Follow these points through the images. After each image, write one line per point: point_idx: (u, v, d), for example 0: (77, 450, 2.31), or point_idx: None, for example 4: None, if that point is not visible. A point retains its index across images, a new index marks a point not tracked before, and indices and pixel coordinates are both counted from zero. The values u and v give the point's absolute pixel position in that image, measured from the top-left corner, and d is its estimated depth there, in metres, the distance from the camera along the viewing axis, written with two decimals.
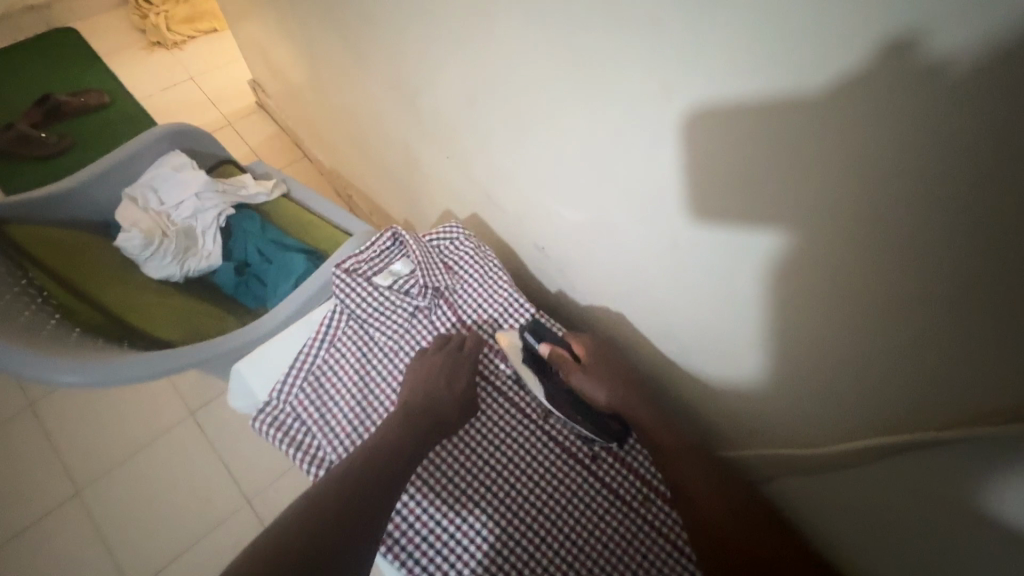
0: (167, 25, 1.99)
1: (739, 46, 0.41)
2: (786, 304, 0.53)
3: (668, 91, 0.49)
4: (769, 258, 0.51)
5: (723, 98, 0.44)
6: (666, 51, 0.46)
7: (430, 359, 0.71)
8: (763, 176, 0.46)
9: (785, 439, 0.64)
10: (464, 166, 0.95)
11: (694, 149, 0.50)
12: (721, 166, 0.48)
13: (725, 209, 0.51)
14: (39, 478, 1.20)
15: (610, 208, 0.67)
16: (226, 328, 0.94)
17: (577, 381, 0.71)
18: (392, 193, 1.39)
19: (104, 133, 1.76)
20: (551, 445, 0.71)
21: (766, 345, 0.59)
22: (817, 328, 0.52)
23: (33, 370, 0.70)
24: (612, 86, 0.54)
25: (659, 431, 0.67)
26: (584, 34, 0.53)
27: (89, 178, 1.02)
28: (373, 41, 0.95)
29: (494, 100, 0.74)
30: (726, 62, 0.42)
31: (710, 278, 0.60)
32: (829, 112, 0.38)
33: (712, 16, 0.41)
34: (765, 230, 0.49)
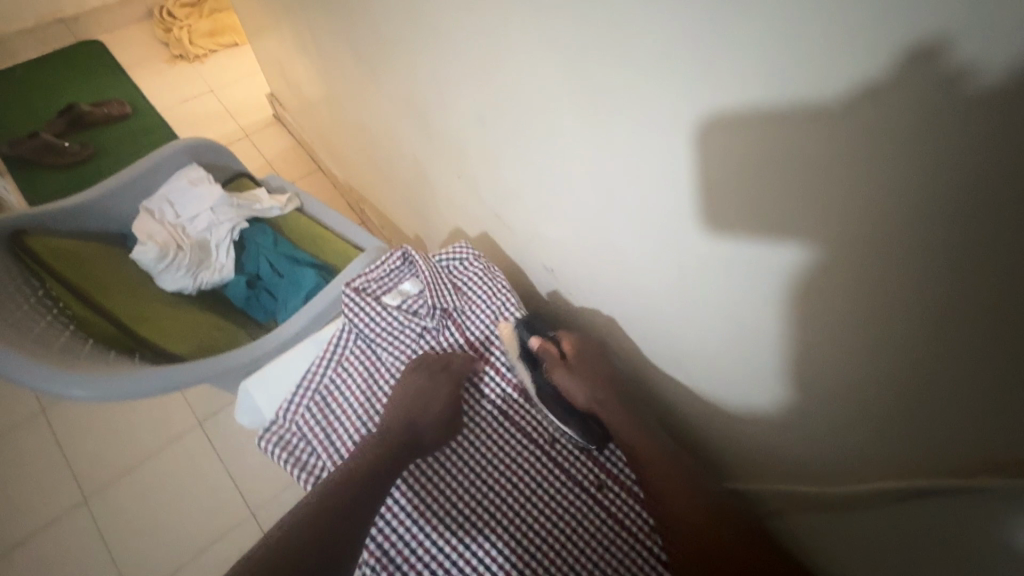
0: (190, 39, 2.05)
1: (756, 77, 0.41)
2: (801, 337, 0.52)
3: (685, 122, 0.49)
4: (784, 291, 0.51)
5: (740, 132, 0.44)
6: (684, 84, 0.46)
7: (417, 378, 0.71)
8: (778, 207, 0.46)
9: (795, 472, 0.64)
10: (475, 185, 0.95)
11: (708, 177, 0.50)
12: (737, 197, 0.48)
13: (740, 241, 0.51)
14: (48, 484, 1.21)
15: (622, 233, 0.67)
16: (236, 341, 0.95)
17: (559, 377, 0.72)
18: (402, 209, 1.40)
19: (126, 143, 1.80)
20: (557, 474, 0.69)
21: (777, 374, 0.58)
22: (830, 360, 0.51)
23: (45, 385, 0.70)
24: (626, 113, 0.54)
25: (654, 459, 0.66)
26: (598, 62, 0.53)
27: (110, 190, 1.04)
28: (389, 61, 0.96)
29: (507, 122, 0.75)
30: (742, 93, 0.42)
31: (721, 305, 0.59)
32: (847, 147, 0.38)
33: (728, 46, 0.41)
34: (780, 264, 0.49)
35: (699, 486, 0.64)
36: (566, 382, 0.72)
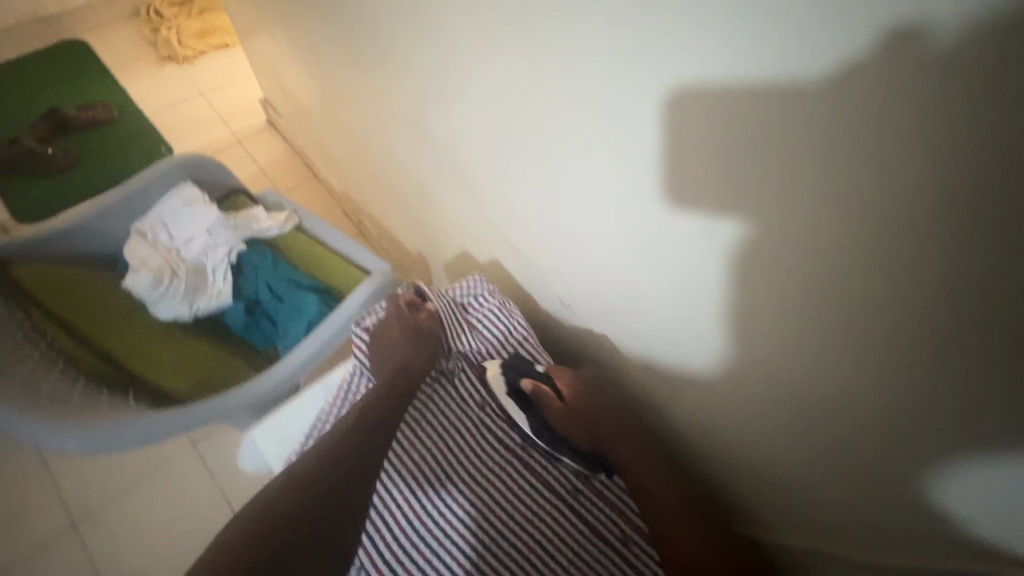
0: (178, 40, 1.97)
1: (813, 143, 0.38)
2: (861, 398, 0.49)
3: (727, 180, 0.45)
4: (842, 351, 0.47)
5: (800, 194, 0.40)
6: (732, 143, 0.42)
7: (398, 367, 0.73)
8: (837, 270, 0.42)
9: (852, 524, 0.61)
10: (484, 211, 0.91)
11: (753, 234, 0.46)
12: (793, 260, 0.45)
13: (795, 303, 0.48)
14: (28, 510, 1.14)
15: (645, 275, 0.63)
16: (238, 373, 0.91)
17: (558, 418, 0.70)
18: (405, 225, 1.35)
19: (112, 149, 1.73)
20: (581, 527, 0.67)
21: (813, 426, 0.56)
22: (889, 419, 0.48)
23: (36, 435, 0.67)
24: (659, 166, 0.50)
25: (659, 506, 0.63)
26: (629, 110, 0.50)
27: (99, 211, 0.99)
28: (393, 78, 0.92)
29: (522, 156, 0.70)
30: (795, 156, 0.39)
31: (756, 358, 0.56)
32: (914, 224, 0.36)
33: (785, 109, 0.38)
34: (843, 326, 0.45)
35: (723, 536, 0.61)
36: (564, 421, 0.70)
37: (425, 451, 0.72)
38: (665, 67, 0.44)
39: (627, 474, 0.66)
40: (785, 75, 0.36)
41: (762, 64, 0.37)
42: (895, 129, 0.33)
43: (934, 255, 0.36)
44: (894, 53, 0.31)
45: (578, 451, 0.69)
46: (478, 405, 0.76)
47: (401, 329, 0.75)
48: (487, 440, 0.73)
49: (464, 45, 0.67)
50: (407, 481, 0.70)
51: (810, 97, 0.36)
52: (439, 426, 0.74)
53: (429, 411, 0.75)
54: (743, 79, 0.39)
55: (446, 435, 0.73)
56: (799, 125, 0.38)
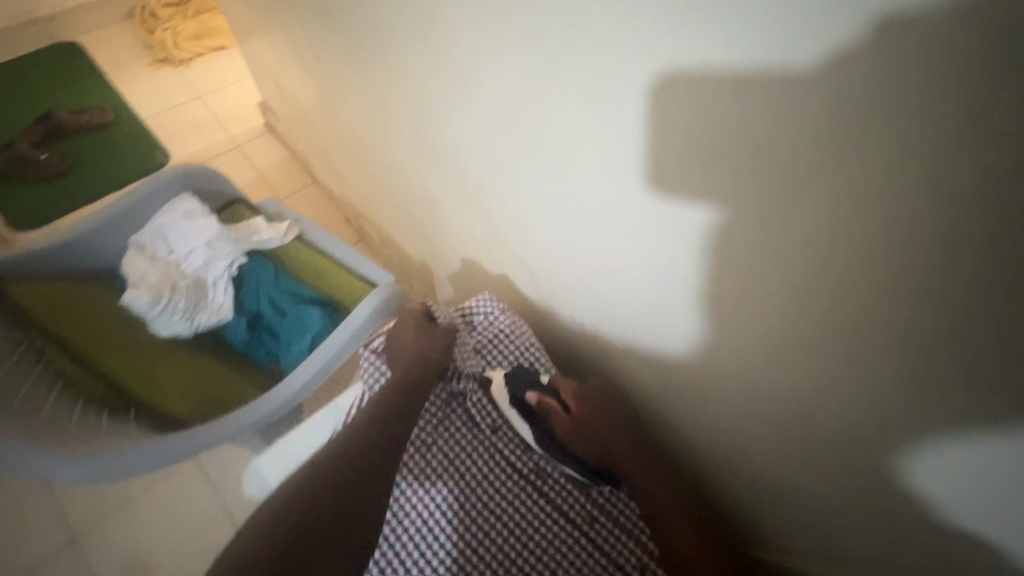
0: (173, 42, 1.94)
1: (874, 163, 0.38)
2: (917, 402, 0.49)
3: (783, 184, 0.44)
4: (896, 356, 0.47)
5: (871, 199, 0.39)
6: (792, 145, 0.41)
7: (406, 374, 0.72)
8: (890, 284, 0.43)
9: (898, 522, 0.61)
10: (498, 224, 0.89)
11: (799, 246, 0.47)
12: (852, 266, 0.44)
13: (850, 307, 0.47)
14: (29, 528, 1.12)
15: (681, 282, 0.62)
16: (240, 393, 0.89)
17: (564, 431, 0.71)
18: (405, 232, 1.32)
19: (108, 155, 1.69)
20: (595, 556, 0.66)
21: (854, 427, 0.57)
22: (933, 425, 0.50)
23: (31, 468, 0.64)
24: (702, 176, 0.49)
25: (678, 531, 0.63)
26: (672, 121, 0.49)
27: (99, 224, 0.97)
28: (398, 87, 0.90)
29: (545, 170, 0.69)
30: (852, 176, 0.40)
31: (797, 364, 0.57)
32: (998, 238, 0.35)
33: (844, 130, 0.38)
34: (899, 331, 0.45)
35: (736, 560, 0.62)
36: (571, 435, 0.71)
37: (438, 480, 0.70)
38: (711, 87, 0.43)
39: (644, 499, 0.66)
40: (845, 99, 0.37)
41: (821, 88, 0.37)
42: (961, 156, 0.34)
43: (1003, 274, 0.36)
44: (966, 83, 0.31)
45: (589, 469, 0.70)
46: (491, 430, 0.74)
47: (411, 350, 0.74)
48: (500, 466, 0.72)
49: (484, 59, 0.65)
50: (420, 512, 0.68)
51: (870, 121, 0.36)
52: (452, 452, 0.72)
53: (440, 437, 0.73)
54: (800, 101, 0.39)
55: (459, 461, 0.71)
56: (857, 146, 0.38)
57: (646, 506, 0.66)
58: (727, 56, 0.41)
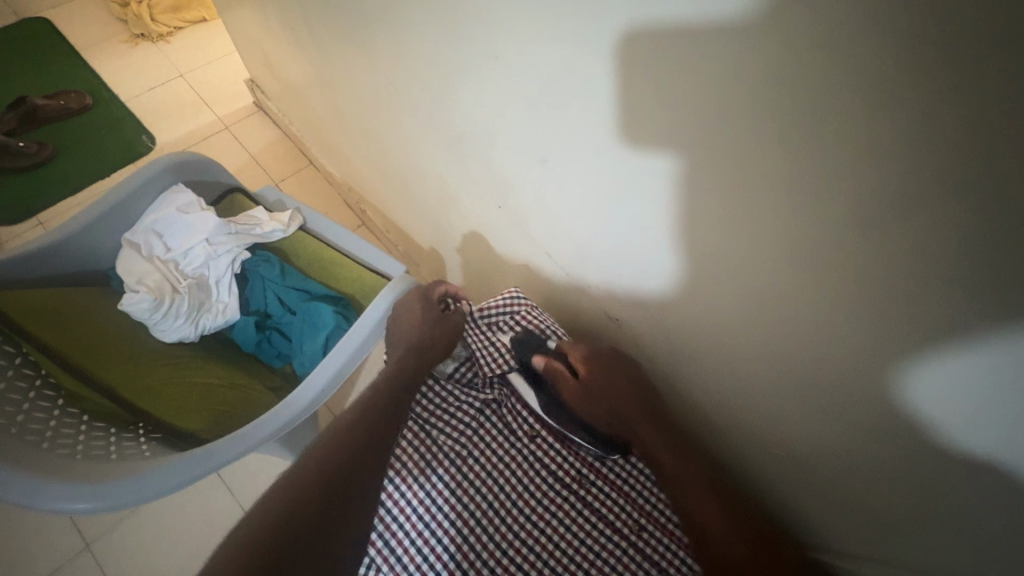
0: (151, 15, 1.81)
1: (990, 172, 0.32)
2: (982, 424, 0.45)
3: (864, 184, 0.39)
4: (966, 375, 0.43)
5: (966, 211, 0.35)
6: (878, 146, 0.36)
7: (412, 345, 0.74)
8: (994, 298, 0.37)
9: (941, 543, 0.57)
10: (517, 216, 0.83)
11: (878, 252, 0.41)
12: (930, 277, 0.40)
13: (920, 321, 0.43)
14: (42, 531, 1.10)
15: (726, 281, 0.57)
16: (256, 401, 0.84)
17: (575, 398, 0.71)
18: (408, 216, 1.26)
19: (89, 140, 1.60)
20: (646, 567, 0.63)
21: (911, 446, 0.52)
22: (994, 449, 0.46)
23: (42, 500, 0.60)
24: (763, 172, 0.44)
25: (729, 539, 0.60)
26: (729, 108, 0.43)
27: (87, 222, 0.90)
28: (400, 62, 0.81)
29: (574, 158, 0.63)
30: (962, 184, 0.34)
31: (852, 375, 0.53)
32: None
33: (959, 134, 0.32)
34: (974, 351, 0.41)
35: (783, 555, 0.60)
36: (580, 403, 0.71)
37: (478, 495, 0.65)
38: (796, 77, 0.37)
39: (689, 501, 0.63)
40: (963, 100, 0.31)
41: (929, 87, 0.32)
42: None
43: None
44: None
45: (598, 436, 0.70)
46: (528, 437, 0.70)
47: (420, 343, 0.75)
48: (542, 477, 0.68)
49: (509, 36, 0.58)
50: (461, 529, 0.63)
51: (988, 127, 0.31)
52: (491, 464, 0.68)
53: (477, 448, 0.68)
54: (908, 93, 0.33)
55: (499, 473, 0.67)
56: (957, 158, 0.33)
57: (692, 511, 0.63)
58: (822, 40, 0.35)
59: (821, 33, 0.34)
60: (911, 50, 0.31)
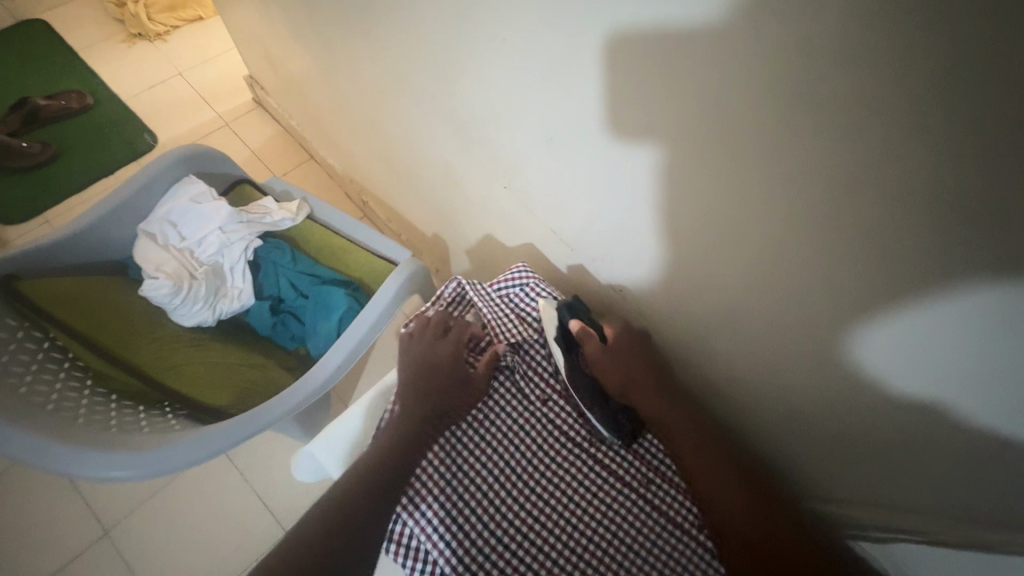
0: (148, 14, 1.82)
1: (956, 140, 0.35)
2: (935, 375, 0.50)
3: (828, 153, 0.43)
4: (917, 335, 0.48)
5: (911, 176, 0.39)
6: (838, 117, 0.40)
7: (443, 328, 0.77)
8: (960, 254, 0.40)
9: (915, 490, 0.62)
10: (522, 199, 0.85)
11: (857, 216, 0.45)
12: (887, 237, 0.44)
13: (885, 280, 0.47)
14: (62, 520, 1.13)
15: (714, 254, 0.60)
16: (275, 380, 0.88)
17: (597, 359, 0.73)
18: (410, 204, 1.29)
19: (90, 140, 1.62)
20: (656, 517, 0.67)
21: (879, 400, 0.57)
22: (946, 394, 0.50)
23: (75, 466, 0.63)
24: (740, 145, 0.48)
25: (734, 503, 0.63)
26: (709, 87, 0.46)
27: (103, 213, 0.93)
28: (401, 51, 0.85)
29: (570, 140, 0.66)
30: (906, 149, 0.38)
31: (828, 336, 0.57)
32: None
33: (902, 102, 0.36)
34: (928, 307, 0.45)
35: (776, 509, 0.63)
36: (602, 363, 0.73)
37: (494, 454, 0.70)
38: (779, 58, 0.40)
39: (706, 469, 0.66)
40: (904, 73, 0.35)
41: (876, 61, 0.36)
42: (997, 134, 0.33)
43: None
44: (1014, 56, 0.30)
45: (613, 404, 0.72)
46: (540, 401, 0.74)
47: (447, 322, 0.78)
48: (555, 437, 0.72)
49: (514, 24, 0.60)
50: (480, 485, 0.68)
51: (926, 96, 0.35)
52: (506, 425, 0.72)
53: (492, 411, 0.73)
54: (860, 66, 0.37)
55: (514, 433, 0.72)
56: (901, 126, 0.37)
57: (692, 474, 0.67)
58: (786, 20, 0.39)
59: (792, 10, 0.38)
60: (876, 31, 0.35)
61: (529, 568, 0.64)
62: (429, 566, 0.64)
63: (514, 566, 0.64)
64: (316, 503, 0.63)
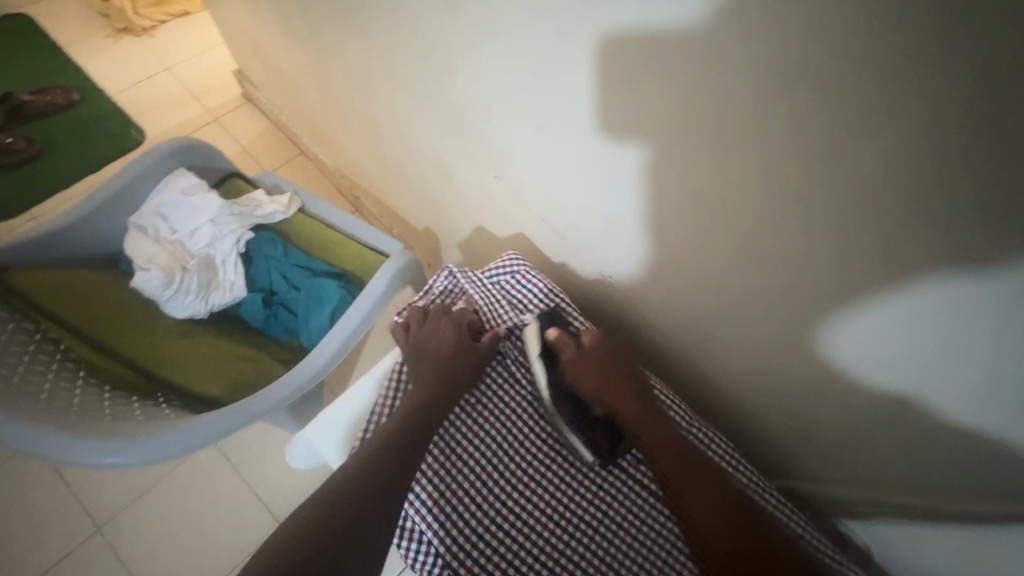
0: (133, 9, 1.81)
1: (928, 115, 0.37)
2: (912, 347, 0.53)
3: (807, 134, 0.45)
4: (889, 315, 0.52)
5: (885, 153, 0.41)
6: (815, 99, 0.42)
7: (442, 318, 0.77)
8: (931, 226, 0.43)
9: (894, 460, 0.65)
10: (513, 189, 0.86)
11: (836, 194, 0.47)
12: (864, 214, 0.46)
13: (864, 257, 0.49)
14: (54, 518, 1.12)
15: (700, 238, 0.62)
16: (267, 370, 0.88)
17: (571, 366, 0.73)
18: (402, 198, 1.30)
19: (76, 137, 1.60)
20: (642, 494, 0.71)
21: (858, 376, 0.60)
22: (919, 362, 0.53)
23: (72, 454, 0.63)
24: (722, 130, 0.50)
25: (706, 511, 0.62)
26: (692, 74, 0.48)
27: (93, 207, 0.92)
28: (391, 43, 0.85)
29: (559, 129, 0.67)
30: (880, 127, 0.40)
31: (811, 315, 0.59)
32: (990, 182, 0.38)
33: (876, 82, 0.38)
34: (903, 279, 0.48)
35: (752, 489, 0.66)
36: (577, 369, 0.72)
37: (488, 438, 0.73)
38: (760, 42, 0.42)
39: (676, 477, 0.65)
40: (877, 54, 0.37)
41: (851, 43, 0.38)
42: (962, 108, 0.36)
43: (994, 215, 0.39)
44: (977, 34, 0.33)
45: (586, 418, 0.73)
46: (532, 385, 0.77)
47: (442, 312, 0.79)
48: (546, 422, 0.75)
49: (503, 15, 0.61)
50: (475, 469, 0.71)
51: (898, 75, 0.37)
52: (499, 410, 0.75)
53: (485, 397, 0.76)
54: (836, 49, 0.39)
55: (506, 418, 0.75)
56: (874, 105, 0.40)
57: (667, 479, 0.65)
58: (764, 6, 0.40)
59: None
60: (851, 14, 0.36)
61: (524, 547, 0.68)
62: (424, 546, 0.67)
63: (509, 545, 0.68)
64: (321, 490, 0.62)
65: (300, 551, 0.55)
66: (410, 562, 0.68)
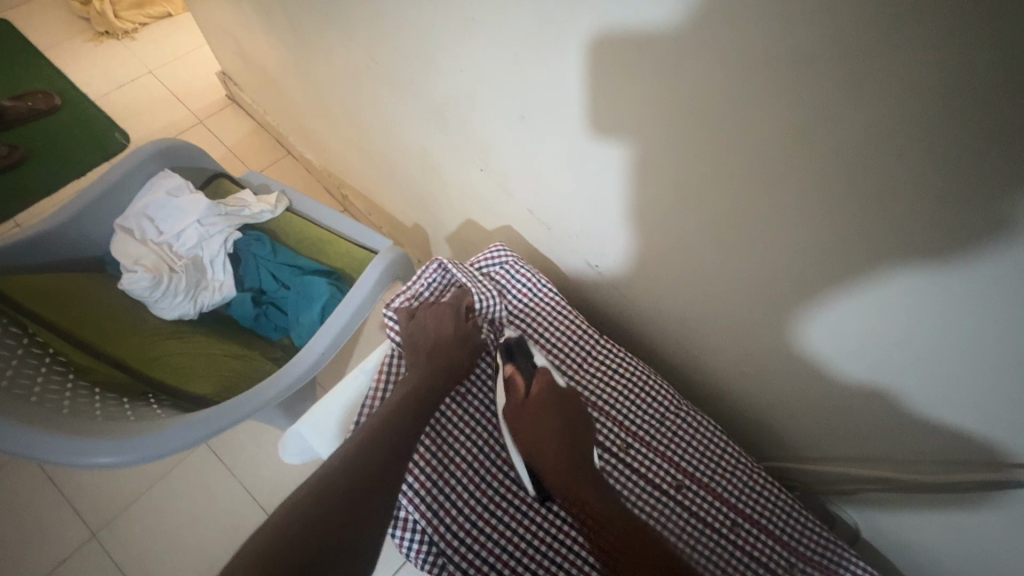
0: (114, 12, 1.79)
1: (887, 99, 0.39)
2: (884, 331, 0.54)
3: (778, 121, 0.46)
4: (858, 301, 0.54)
5: (852, 138, 0.42)
6: (784, 87, 0.43)
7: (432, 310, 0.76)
8: (897, 209, 0.44)
9: (875, 441, 0.66)
10: (498, 181, 0.87)
11: (808, 179, 0.48)
12: (837, 198, 0.47)
13: (838, 240, 0.50)
14: (47, 524, 1.11)
15: (682, 225, 0.63)
16: (258, 368, 0.89)
17: (514, 414, 0.69)
18: (390, 195, 1.30)
19: (58, 142, 1.59)
20: (637, 479, 0.72)
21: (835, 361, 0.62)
22: (892, 343, 0.55)
23: (62, 454, 0.63)
24: (698, 117, 0.51)
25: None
26: (666, 62, 0.49)
27: (78, 210, 0.92)
28: (373, 39, 0.86)
29: (540, 119, 0.68)
30: (845, 112, 0.41)
31: (791, 299, 0.60)
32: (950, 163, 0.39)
33: (839, 67, 0.39)
34: (875, 261, 0.49)
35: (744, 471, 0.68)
36: (520, 420, 0.69)
37: (479, 428, 0.74)
38: (729, 31, 0.43)
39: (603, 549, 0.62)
40: (839, 41, 0.38)
41: (814, 30, 0.39)
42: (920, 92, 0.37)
43: (955, 196, 0.40)
44: (930, 20, 0.34)
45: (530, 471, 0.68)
46: None
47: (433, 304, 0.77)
48: None
49: (481, 7, 0.62)
50: (468, 458, 0.72)
51: (859, 61, 0.38)
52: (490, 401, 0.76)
53: (476, 387, 0.77)
54: (800, 36, 0.40)
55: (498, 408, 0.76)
56: (838, 90, 0.41)
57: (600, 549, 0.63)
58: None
59: None
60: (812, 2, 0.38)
61: (519, 534, 0.68)
62: (418, 535, 0.68)
63: (504, 533, 0.68)
64: (312, 477, 0.62)
65: (295, 539, 0.55)
66: (404, 551, 0.68)
